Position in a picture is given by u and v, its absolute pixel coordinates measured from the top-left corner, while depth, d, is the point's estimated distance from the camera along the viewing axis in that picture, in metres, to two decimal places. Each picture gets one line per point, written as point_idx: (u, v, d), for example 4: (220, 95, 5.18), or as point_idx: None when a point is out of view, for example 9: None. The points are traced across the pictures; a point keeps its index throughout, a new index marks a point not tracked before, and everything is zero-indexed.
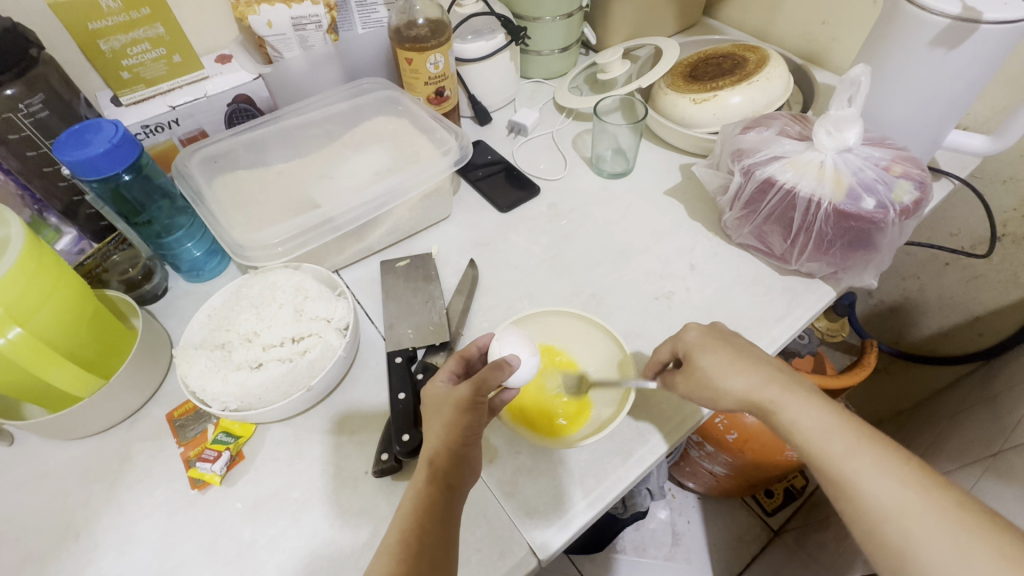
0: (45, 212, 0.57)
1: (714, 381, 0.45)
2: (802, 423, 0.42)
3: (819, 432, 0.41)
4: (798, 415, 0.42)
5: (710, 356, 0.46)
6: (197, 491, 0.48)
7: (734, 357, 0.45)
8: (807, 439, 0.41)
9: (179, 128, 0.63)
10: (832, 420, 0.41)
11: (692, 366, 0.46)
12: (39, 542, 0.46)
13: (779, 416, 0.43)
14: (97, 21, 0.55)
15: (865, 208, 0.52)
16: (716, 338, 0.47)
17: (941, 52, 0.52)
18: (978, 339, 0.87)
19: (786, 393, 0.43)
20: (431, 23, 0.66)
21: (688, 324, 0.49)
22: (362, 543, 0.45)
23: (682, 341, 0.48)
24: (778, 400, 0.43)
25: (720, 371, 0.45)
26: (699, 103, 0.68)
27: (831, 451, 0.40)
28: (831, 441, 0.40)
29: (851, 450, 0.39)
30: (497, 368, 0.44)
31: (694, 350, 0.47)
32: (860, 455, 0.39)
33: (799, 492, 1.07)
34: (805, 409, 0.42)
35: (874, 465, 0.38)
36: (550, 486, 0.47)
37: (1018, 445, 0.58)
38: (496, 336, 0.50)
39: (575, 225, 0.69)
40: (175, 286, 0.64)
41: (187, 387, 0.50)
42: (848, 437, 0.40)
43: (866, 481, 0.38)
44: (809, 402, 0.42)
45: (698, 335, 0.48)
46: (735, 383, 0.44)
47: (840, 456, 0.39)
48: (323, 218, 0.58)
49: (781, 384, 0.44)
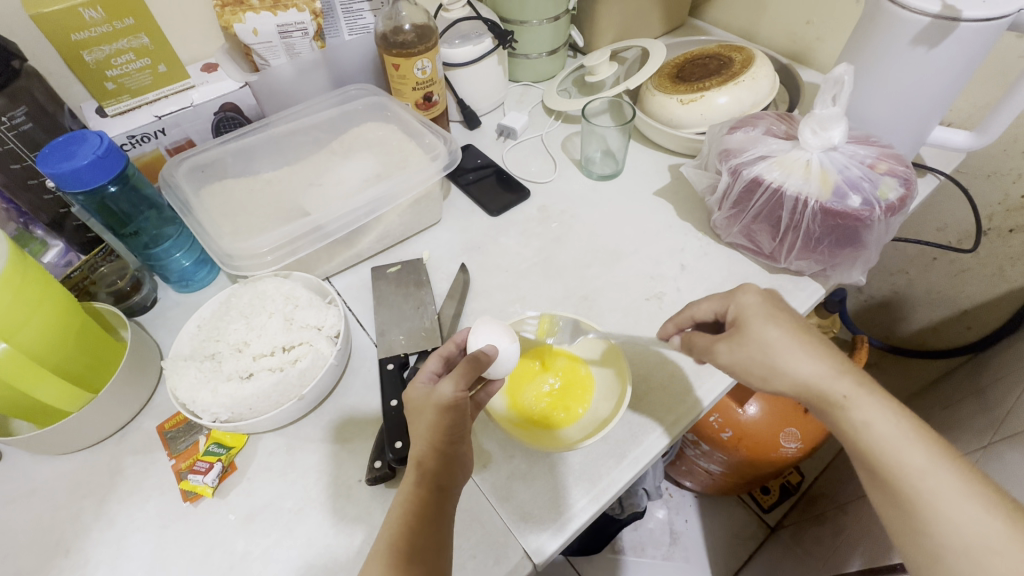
0: (31, 224, 0.56)
1: (773, 356, 0.42)
2: (875, 425, 0.39)
3: (895, 440, 0.39)
4: (871, 415, 0.40)
5: (772, 329, 0.43)
6: (189, 504, 0.48)
7: (797, 335, 0.43)
8: (878, 445, 0.39)
9: (165, 137, 0.63)
10: (905, 427, 0.39)
11: (745, 333, 0.44)
12: (30, 559, 0.45)
13: (850, 415, 0.40)
14: (81, 32, 0.53)
15: (852, 205, 0.52)
16: (778, 307, 0.44)
17: (923, 50, 0.53)
18: (966, 331, 0.87)
19: (859, 389, 0.41)
20: (418, 28, 0.66)
21: (746, 287, 0.46)
22: (356, 550, 0.45)
23: (737, 303, 0.46)
24: (851, 396, 0.40)
25: (780, 347, 0.42)
26: (687, 104, 0.68)
27: (905, 461, 0.38)
28: (906, 450, 0.38)
29: (928, 463, 0.37)
30: (476, 360, 0.44)
31: (752, 316, 0.44)
32: (938, 470, 0.37)
33: (795, 487, 1.06)
34: (880, 412, 0.40)
35: (951, 483, 0.37)
36: (545, 491, 0.47)
37: (1009, 437, 0.58)
38: (473, 329, 0.50)
39: (566, 227, 0.69)
40: (164, 297, 0.63)
41: (176, 399, 0.49)
42: (925, 448, 0.38)
43: (942, 498, 0.36)
44: (881, 405, 0.40)
45: (757, 301, 0.45)
46: (798, 366, 0.42)
47: (916, 466, 0.38)
48: (312, 226, 0.57)
49: (853, 379, 0.41)
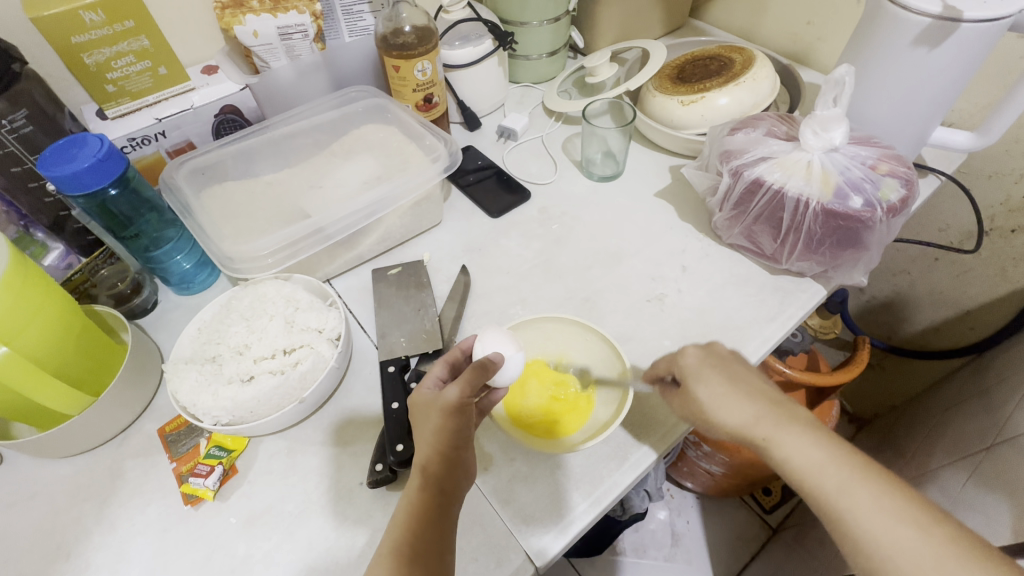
0: (31, 227, 0.56)
1: (709, 414, 0.44)
2: (794, 459, 0.39)
3: (811, 469, 0.38)
4: (789, 449, 0.39)
5: (701, 387, 0.44)
6: (190, 507, 0.47)
7: (730, 387, 0.43)
8: (799, 477, 0.39)
9: (166, 140, 0.63)
10: (822, 452, 0.38)
11: (688, 392, 0.45)
12: (30, 563, 0.45)
13: (771, 452, 0.40)
14: (81, 35, 0.53)
15: (853, 206, 0.52)
16: (714, 363, 0.45)
17: (924, 51, 0.53)
18: (969, 332, 0.87)
19: (777, 427, 0.40)
20: (419, 30, 0.66)
21: (686, 347, 0.47)
22: (358, 553, 0.45)
23: (679, 364, 0.47)
24: (768, 435, 0.41)
25: (712, 403, 0.43)
26: (687, 105, 0.68)
27: (823, 487, 0.37)
28: (823, 477, 0.37)
29: (843, 487, 0.36)
30: (482, 367, 0.43)
31: (691, 375, 0.45)
32: (854, 491, 0.36)
33: (797, 489, 1.06)
34: (796, 444, 0.39)
35: (869, 503, 0.35)
36: (546, 494, 0.47)
37: (1011, 438, 0.58)
38: (478, 336, 0.50)
39: (567, 229, 0.69)
40: (165, 300, 0.63)
41: (178, 402, 0.49)
42: (843, 471, 0.37)
43: (861, 521, 0.35)
44: (802, 438, 0.39)
45: (696, 360, 0.46)
46: (727, 416, 0.43)
47: (833, 491, 0.36)
48: (313, 228, 0.57)
49: (772, 418, 0.41)
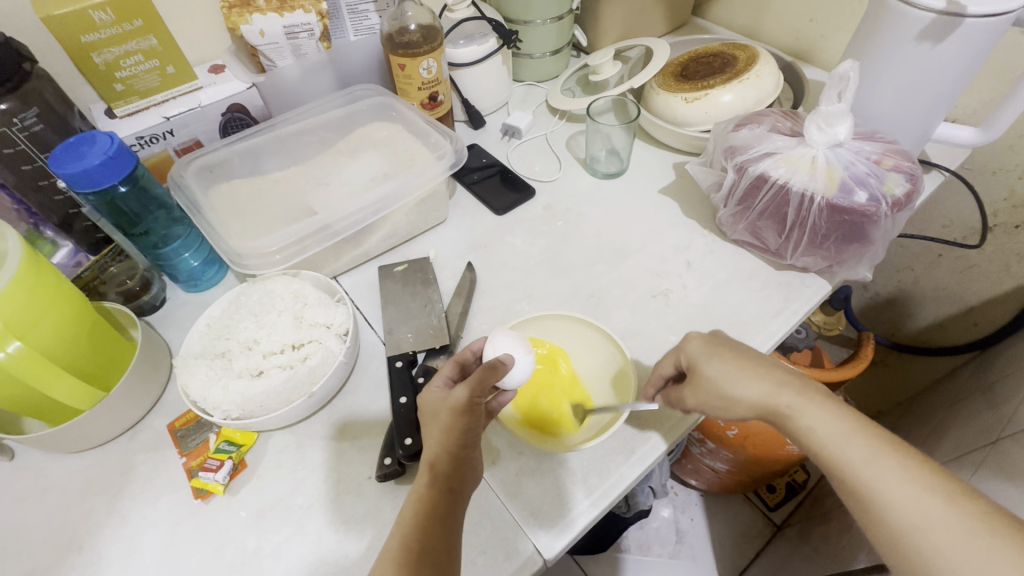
0: (41, 225, 0.57)
1: (722, 390, 0.44)
2: (819, 429, 0.41)
3: (836, 438, 0.40)
4: (815, 420, 0.41)
5: (716, 364, 0.45)
6: (200, 501, 0.48)
7: (743, 364, 0.45)
8: (823, 447, 0.40)
9: (174, 138, 0.63)
10: (847, 424, 0.40)
11: (697, 376, 0.46)
12: (43, 556, 0.45)
13: (795, 422, 0.42)
14: (91, 34, 0.54)
15: (858, 201, 0.52)
16: (722, 346, 0.46)
17: (928, 46, 0.53)
18: (973, 328, 0.87)
19: (801, 398, 0.42)
20: (423, 28, 0.66)
21: (689, 333, 0.48)
22: (366, 547, 0.45)
23: (685, 350, 0.48)
24: (793, 405, 0.42)
25: (728, 377, 0.44)
26: (691, 102, 0.69)
27: (848, 457, 0.39)
28: (848, 448, 0.39)
29: (870, 457, 0.38)
30: (491, 368, 0.44)
31: (698, 358, 0.46)
32: (881, 462, 0.38)
33: (800, 486, 1.07)
34: (822, 414, 0.41)
35: (894, 473, 0.37)
36: (552, 487, 0.48)
37: (1016, 433, 0.58)
38: (487, 338, 0.50)
39: (572, 225, 0.69)
40: (173, 297, 0.64)
41: (188, 397, 0.50)
42: (867, 442, 0.39)
43: (886, 489, 0.37)
44: (824, 408, 0.41)
45: (701, 344, 0.47)
46: (746, 389, 0.43)
47: (860, 461, 0.38)
48: (321, 225, 0.57)
49: (795, 389, 0.43)
